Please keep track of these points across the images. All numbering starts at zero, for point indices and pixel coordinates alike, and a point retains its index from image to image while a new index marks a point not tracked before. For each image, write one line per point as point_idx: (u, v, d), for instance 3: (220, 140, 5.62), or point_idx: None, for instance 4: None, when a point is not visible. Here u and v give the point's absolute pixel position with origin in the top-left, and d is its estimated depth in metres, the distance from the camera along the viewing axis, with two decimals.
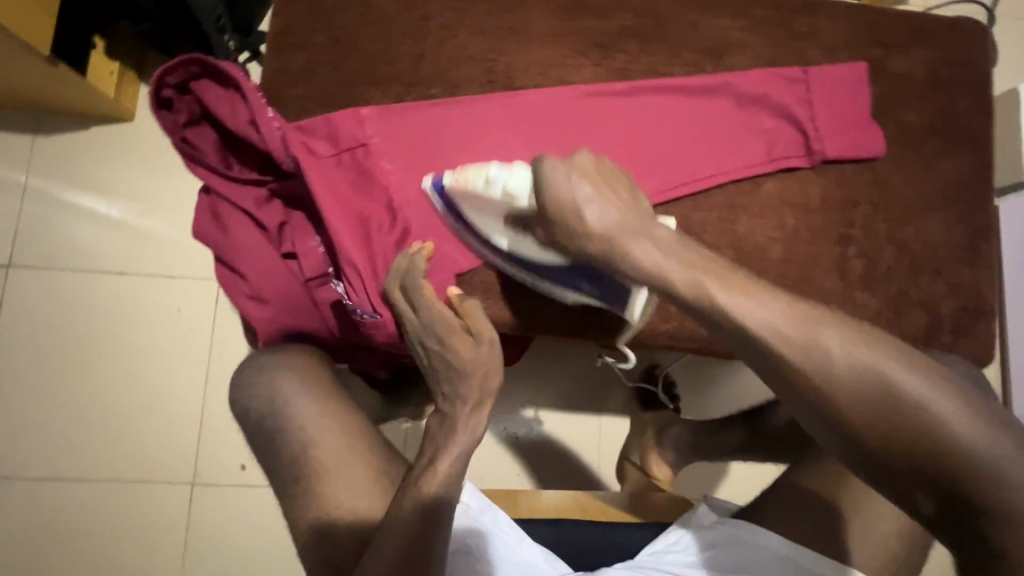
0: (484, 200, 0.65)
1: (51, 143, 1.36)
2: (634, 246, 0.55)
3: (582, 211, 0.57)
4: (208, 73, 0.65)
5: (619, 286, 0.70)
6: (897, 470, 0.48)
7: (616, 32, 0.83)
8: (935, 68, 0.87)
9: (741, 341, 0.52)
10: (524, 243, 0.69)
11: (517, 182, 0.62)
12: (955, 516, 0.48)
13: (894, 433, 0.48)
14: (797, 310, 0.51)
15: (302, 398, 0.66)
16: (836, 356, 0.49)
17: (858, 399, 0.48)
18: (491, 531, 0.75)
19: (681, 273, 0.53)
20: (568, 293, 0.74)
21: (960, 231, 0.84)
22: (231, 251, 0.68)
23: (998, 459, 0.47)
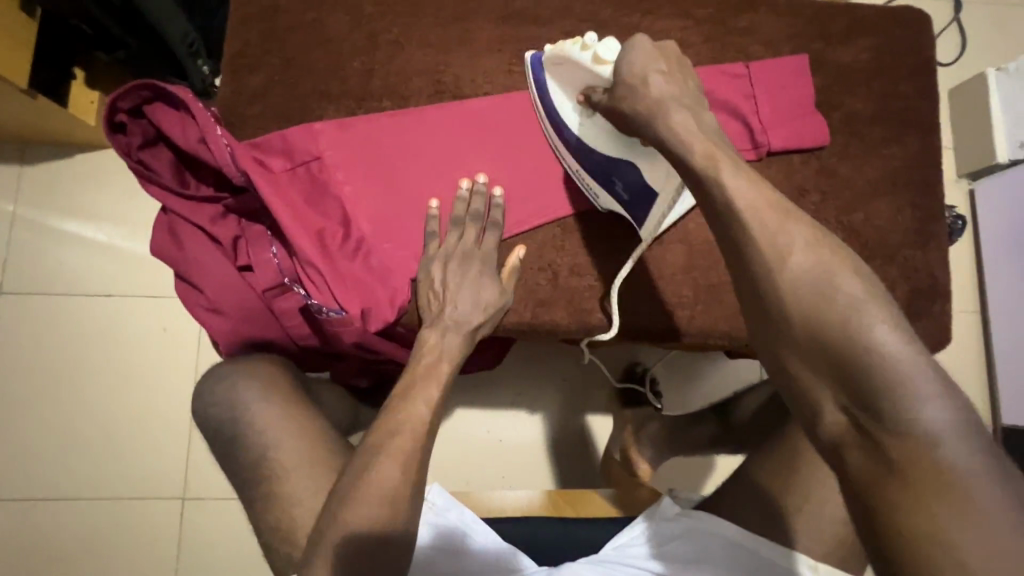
0: (574, 68, 0.71)
1: (38, 172, 1.40)
2: (677, 119, 0.59)
3: (649, 76, 0.62)
4: (159, 97, 0.69)
5: (649, 190, 0.74)
6: (815, 388, 0.50)
7: (560, 38, 0.86)
8: (877, 57, 0.88)
9: (722, 224, 0.54)
10: (591, 126, 0.74)
11: (607, 51, 0.67)
12: (853, 448, 0.49)
13: (826, 361, 0.49)
14: (809, 234, 0.52)
15: (258, 404, 0.68)
16: (812, 277, 0.50)
17: (812, 317, 0.49)
18: (456, 527, 0.77)
19: (705, 146, 0.57)
20: (603, 195, 0.79)
21: (911, 214, 0.85)
22: (188, 267, 0.70)
23: (926, 422, 0.46)
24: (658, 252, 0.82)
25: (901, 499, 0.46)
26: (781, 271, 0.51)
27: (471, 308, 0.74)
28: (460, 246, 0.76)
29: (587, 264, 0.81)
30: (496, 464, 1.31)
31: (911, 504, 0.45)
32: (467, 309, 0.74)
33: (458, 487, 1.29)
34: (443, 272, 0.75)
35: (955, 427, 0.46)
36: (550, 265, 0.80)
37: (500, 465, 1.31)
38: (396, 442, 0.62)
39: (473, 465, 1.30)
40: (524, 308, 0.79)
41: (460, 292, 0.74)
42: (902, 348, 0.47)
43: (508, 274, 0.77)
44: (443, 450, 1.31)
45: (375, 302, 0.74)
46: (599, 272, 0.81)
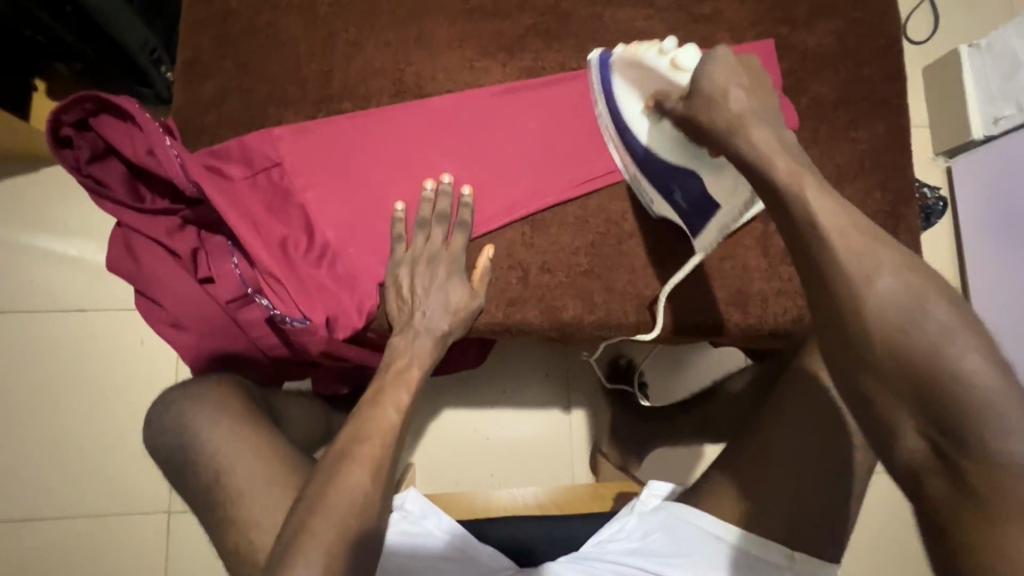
0: (649, 74, 0.69)
1: (3, 188, 1.37)
2: (757, 133, 0.59)
3: (729, 91, 0.61)
4: (104, 108, 0.67)
5: (708, 201, 0.74)
6: (895, 412, 0.49)
7: (521, 32, 0.84)
8: (843, 39, 0.88)
9: (805, 245, 0.54)
10: (657, 134, 0.73)
11: (687, 58, 0.67)
12: (933, 474, 0.48)
13: (911, 386, 0.48)
14: (888, 251, 0.52)
15: (211, 424, 0.67)
16: (904, 301, 0.50)
17: (899, 342, 0.49)
18: (434, 532, 0.76)
19: (788, 165, 0.57)
20: (657, 203, 0.79)
21: (880, 198, 0.85)
22: (146, 282, 0.69)
23: (1011, 452, 0.46)
24: (628, 245, 0.81)
25: (980, 529, 0.46)
26: (870, 292, 0.51)
27: (440, 313, 0.73)
28: (429, 249, 0.75)
29: (556, 260, 0.80)
30: (482, 463, 1.30)
31: (997, 533, 0.45)
32: (433, 313, 0.73)
33: (443, 487, 1.28)
34: (411, 276, 0.74)
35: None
36: (519, 263, 0.79)
37: (486, 464, 1.30)
38: (359, 453, 0.62)
39: (457, 464, 1.30)
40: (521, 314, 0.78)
41: (429, 294, 0.73)
42: (994, 379, 0.47)
43: (479, 276, 0.76)
44: (425, 451, 1.29)
45: (342, 308, 0.73)
46: (568, 269, 0.80)
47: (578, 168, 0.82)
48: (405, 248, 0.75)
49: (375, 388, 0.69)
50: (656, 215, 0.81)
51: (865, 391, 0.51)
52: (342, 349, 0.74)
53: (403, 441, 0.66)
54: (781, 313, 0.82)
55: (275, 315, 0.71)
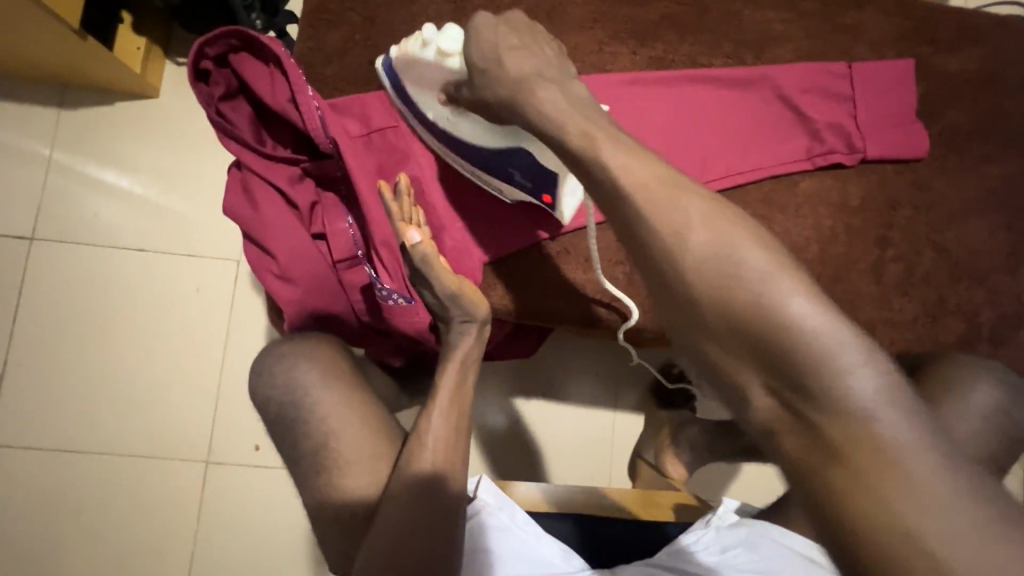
0: (422, 68, 0.66)
1: (75, 117, 1.36)
2: (542, 96, 0.56)
3: (501, 58, 0.59)
4: (247, 47, 0.65)
5: (545, 174, 0.67)
6: (739, 373, 0.46)
7: (655, 20, 0.81)
8: (986, 66, 0.84)
9: (624, 218, 0.50)
10: (464, 124, 0.68)
11: (450, 44, 0.63)
12: (787, 432, 0.45)
13: (742, 344, 0.45)
14: (673, 188, 0.50)
15: (322, 388, 0.65)
16: (713, 253, 0.47)
17: (725, 298, 0.46)
18: (510, 528, 0.75)
19: (582, 132, 0.53)
20: (503, 186, 0.72)
21: (1005, 236, 0.81)
22: (261, 231, 0.67)
23: (856, 395, 0.43)
24: None
25: (852, 488, 0.42)
26: (682, 252, 0.48)
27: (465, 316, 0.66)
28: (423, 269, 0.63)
29: None
30: (523, 453, 1.28)
31: (865, 490, 0.41)
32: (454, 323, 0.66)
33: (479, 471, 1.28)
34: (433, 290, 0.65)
35: (885, 395, 0.43)
36: (627, 258, 0.77)
37: (528, 455, 1.28)
38: None
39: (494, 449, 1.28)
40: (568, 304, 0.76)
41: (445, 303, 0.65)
42: (816, 314, 0.44)
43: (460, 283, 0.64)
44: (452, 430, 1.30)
45: None
46: None
47: (700, 168, 0.79)
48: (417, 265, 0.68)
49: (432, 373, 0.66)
50: (511, 197, 0.74)
51: (710, 357, 0.47)
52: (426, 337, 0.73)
53: None
54: (889, 343, 0.79)
55: (381, 287, 0.69)
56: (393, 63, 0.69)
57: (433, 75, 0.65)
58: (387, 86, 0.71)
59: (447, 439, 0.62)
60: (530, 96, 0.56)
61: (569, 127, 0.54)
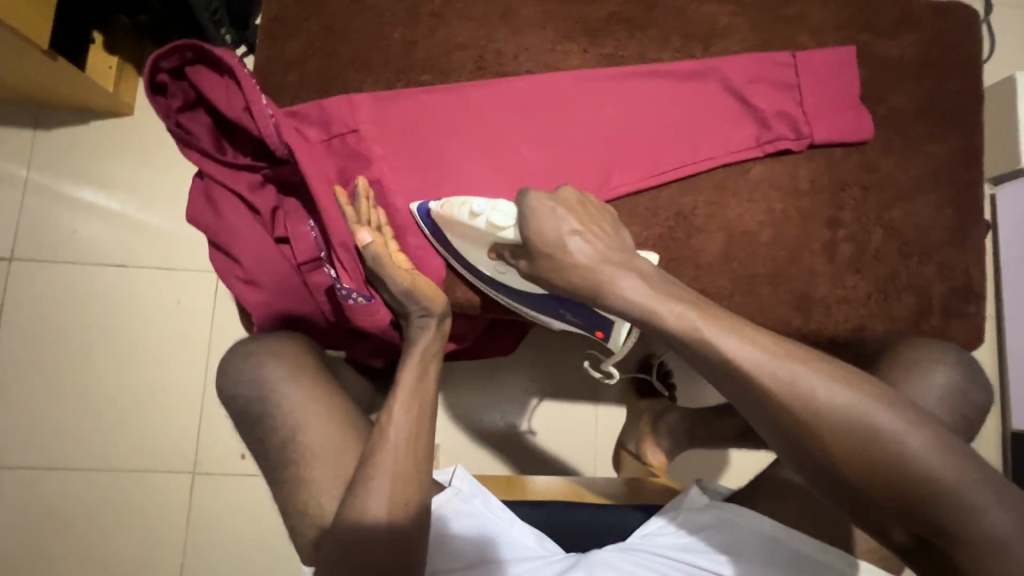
0: (473, 235, 0.71)
1: (51, 138, 1.37)
2: (624, 285, 0.61)
3: (571, 244, 0.64)
4: (201, 59, 0.67)
5: (601, 320, 0.76)
6: (875, 518, 0.51)
7: (605, 18, 0.84)
8: (925, 50, 0.87)
9: (735, 381, 0.54)
10: (513, 277, 0.75)
11: (501, 217, 0.69)
12: (928, 563, 0.51)
13: (885, 497, 0.50)
14: (764, 348, 0.54)
15: (286, 382, 0.68)
16: (844, 413, 0.51)
17: (863, 458, 0.50)
18: (483, 515, 0.77)
19: (675, 312, 0.57)
20: (554, 321, 0.80)
21: (951, 212, 0.85)
22: (223, 236, 0.69)
23: (987, 521, 0.48)
24: (698, 240, 0.81)
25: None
26: (813, 414, 0.52)
27: (425, 308, 0.70)
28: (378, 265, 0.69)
29: None
30: (506, 450, 1.30)
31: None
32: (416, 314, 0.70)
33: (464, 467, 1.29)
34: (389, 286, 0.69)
35: (1007, 515, 0.49)
36: None
37: (511, 451, 1.30)
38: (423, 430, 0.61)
39: (475, 446, 1.30)
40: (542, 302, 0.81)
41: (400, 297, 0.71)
42: (947, 465, 0.49)
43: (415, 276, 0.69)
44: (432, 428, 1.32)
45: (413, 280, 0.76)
46: None
47: (652, 159, 0.81)
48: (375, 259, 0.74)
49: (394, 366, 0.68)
50: (559, 325, 0.82)
51: (849, 505, 0.52)
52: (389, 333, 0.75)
53: None
54: (842, 320, 0.82)
55: (340, 288, 0.71)
56: (433, 215, 0.74)
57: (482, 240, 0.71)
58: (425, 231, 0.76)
59: (410, 428, 0.64)
60: (612, 286, 0.62)
61: (662, 314, 0.58)
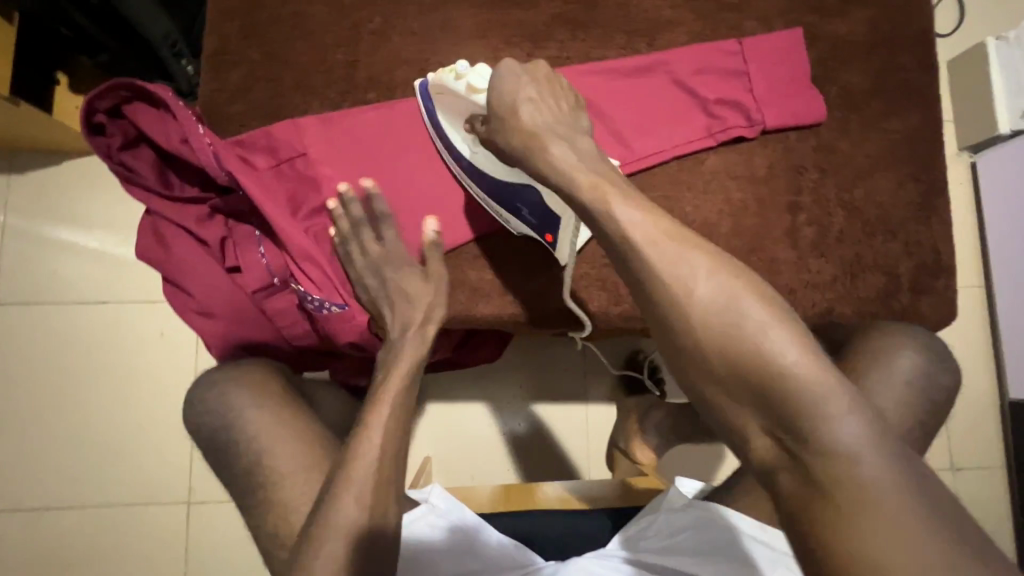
0: (453, 98, 0.71)
1: (25, 181, 1.39)
2: (554, 150, 0.61)
3: (518, 108, 0.64)
4: (138, 96, 0.68)
5: (550, 212, 0.70)
6: (734, 411, 0.52)
7: (547, 21, 0.83)
8: (874, 27, 0.86)
9: (620, 252, 0.56)
10: (482, 154, 0.73)
11: (480, 80, 0.69)
12: (783, 470, 0.50)
13: (744, 389, 0.51)
14: (660, 223, 0.55)
15: (252, 407, 0.68)
16: (720, 303, 0.52)
17: (725, 345, 0.51)
18: (461, 529, 0.76)
19: (588, 179, 0.58)
20: (513, 223, 0.75)
21: (912, 188, 0.83)
22: (175, 270, 0.69)
23: (842, 435, 0.48)
24: None
25: (830, 518, 0.46)
26: (688, 299, 0.53)
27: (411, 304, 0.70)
28: (369, 260, 0.72)
29: (582, 252, 0.79)
30: (499, 457, 1.29)
31: (844, 523, 0.46)
32: (404, 320, 0.70)
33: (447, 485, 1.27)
34: (381, 286, 0.71)
35: (860, 435, 0.48)
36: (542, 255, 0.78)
37: (504, 459, 1.29)
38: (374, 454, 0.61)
39: (467, 456, 1.29)
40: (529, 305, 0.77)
41: (394, 300, 0.71)
42: (808, 365, 0.50)
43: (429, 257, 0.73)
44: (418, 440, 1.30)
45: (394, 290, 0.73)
46: (595, 262, 0.79)
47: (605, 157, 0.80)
48: (360, 256, 0.72)
49: (377, 382, 0.66)
50: (520, 235, 0.77)
51: (708, 396, 0.53)
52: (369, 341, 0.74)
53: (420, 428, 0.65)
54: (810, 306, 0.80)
55: (310, 299, 0.71)
56: (430, 89, 0.74)
57: (458, 103, 0.71)
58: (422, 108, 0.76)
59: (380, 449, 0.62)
60: (542, 147, 0.61)
61: (577, 178, 0.58)
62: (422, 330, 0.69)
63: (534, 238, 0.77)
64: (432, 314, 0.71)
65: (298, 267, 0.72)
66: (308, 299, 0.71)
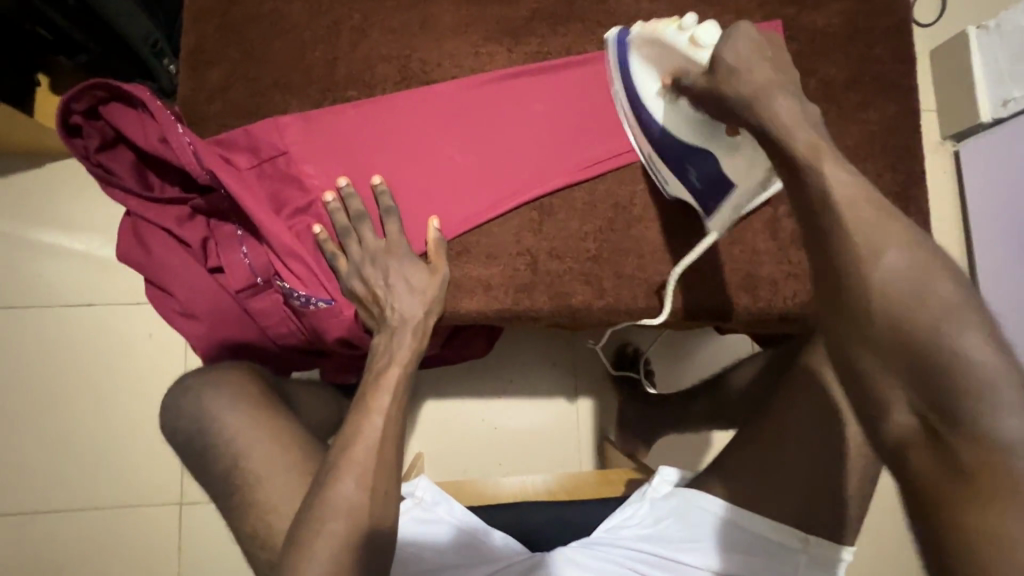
0: (668, 50, 0.67)
1: (8, 183, 1.37)
2: (782, 105, 0.57)
3: (753, 64, 0.60)
4: (114, 96, 0.67)
5: (723, 179, 0.72)
6: (886, 387, 0.50)
7: (526, 16, 0.84)
8: (852, 19, 0.87)
9: (812, 215, 0.54)
10: (674, 112, 0.71)
11: (705, 34, 0.64)
12: (921, 449, 0.49)
13: (909, 365, 0.49)
14: (861, 196, 0.53)
15: (231, 409, 0.67)
16: (910, 276, 0.50)
17: (903, 319, 0.49)
18: (448, 521, 0.77)
19: (807, 139, 0.56)
20: (674, 182, 0.77)
21: (891, 179, 0.84)
22: (156, 272, 0.69)
23: (1008, 431, 0.46)
24: (638, 230, 0.80)
25: (966, 502, 0.46)
26: (874, 267, 0.51)
27: (409, 296, 0.71)
28: (367, 251, 0.72)
29: (563, 246, 0.79)
30: (489, 451, 1.30)
31: (987, 515, 0.45)
32: (400, 313, 0.70)
33: (437, 478, 1.28)
34: (378, 281, 0.71)
35: None
36: (527, 249, 0.79)
37: (495, 452, 1.30)
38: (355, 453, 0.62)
39: (457, 450, 1.29)
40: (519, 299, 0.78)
41: (389, 289, 0.71)
42: (994, 356, 0.47)
43: (434, 248, 0.75)
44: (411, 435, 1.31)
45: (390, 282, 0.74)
46: (576, 256, 0.79)
47: (584, 150, 0.81)
48: (358, 244, 0.72)
49: (375, 372, 0.68)
50: (671, 195, 0.80)
51: (859, 366, 0.51)
52: (360, 336, 0.74)
53: (401, 425, 0.66)
54: (790, 295, 0.81)
55: (297, 296, 0.71)
56: (636, 40, 0.71)
57: (672, 55, 0.67)
58: (615, 58, 0.74)
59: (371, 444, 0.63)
60: (768, 101, 0.58)
61: (797, 136, 0.56)
62: (422, 321, 0.71)
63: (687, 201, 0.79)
64: (433, 308, 0.72)
65: (283, 266, 0.71)
66: (295, 298, 0.71)
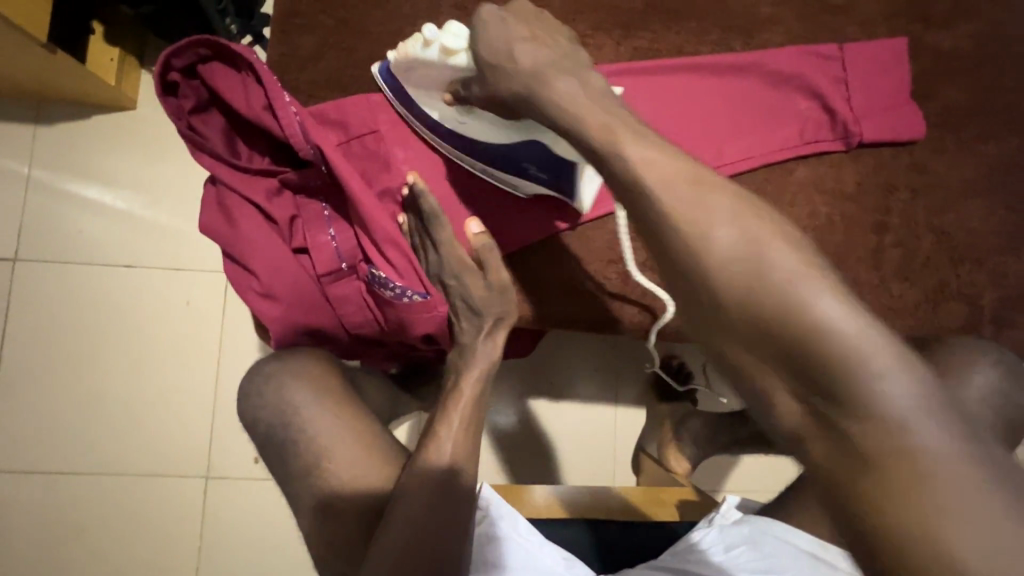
0: (424, 67, 0.65)
1: (53, 133, 1.33)
2: (562, 86, 0.57)
3: (512, 50, 0.59)
4: (218, 55, 0.64)
5: (564, 162, 0.68)
6: (763, 378, 0.46)
7: (640, 8, 0.78)
8: (981, 42, 0.82)
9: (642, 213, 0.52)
10: (475, 122, 0.68)
11: (455, 40, 0.63)
12: (813, 438, 0.45)
13: (771, 349, 0.45)
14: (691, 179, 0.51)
15: (311, 405, 0.64)
16: (742, 253, 0.47)
17: (753, 299, 0.46)
18: (511, 536, 0.71)
19: (597, 121, 0.55)
20: (523, 186, 0.72)
21: (1004, 217, 0.80)
22: (240, 248, 0.65)
23: (890, 397, 0.43)
24: None
25: (875, 492, 0.42)
26: (707, 252, 0.48)
27: (479, 306, 0.65)
28: (439, 260, 0.65)
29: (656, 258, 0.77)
30: (532, 455, 1.22)
31: (889, 499, 0.41)
32: (469, 323, 0.65)
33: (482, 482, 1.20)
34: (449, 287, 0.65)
35: (918, 397, 0.43)
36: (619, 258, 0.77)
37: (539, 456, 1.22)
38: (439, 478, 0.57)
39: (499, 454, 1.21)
40: (588, 309, 0.76)
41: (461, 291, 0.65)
42: (848, 316, 0.44)
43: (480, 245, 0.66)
44: None
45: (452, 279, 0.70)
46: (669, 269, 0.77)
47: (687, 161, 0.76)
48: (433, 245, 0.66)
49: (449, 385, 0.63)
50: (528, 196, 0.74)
51: (732, 361, 0.48)
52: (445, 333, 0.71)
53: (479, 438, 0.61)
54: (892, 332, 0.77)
55: (391, 287, 0.68)
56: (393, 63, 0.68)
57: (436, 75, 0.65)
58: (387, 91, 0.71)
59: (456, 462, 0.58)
60: (546, 86, 0.57)
61: (587, 120, 0.55)
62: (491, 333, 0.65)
63: (546, 195, 0.74)
64: (507, 316, 0.66)
65: (380, 253, 0.68)
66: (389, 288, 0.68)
